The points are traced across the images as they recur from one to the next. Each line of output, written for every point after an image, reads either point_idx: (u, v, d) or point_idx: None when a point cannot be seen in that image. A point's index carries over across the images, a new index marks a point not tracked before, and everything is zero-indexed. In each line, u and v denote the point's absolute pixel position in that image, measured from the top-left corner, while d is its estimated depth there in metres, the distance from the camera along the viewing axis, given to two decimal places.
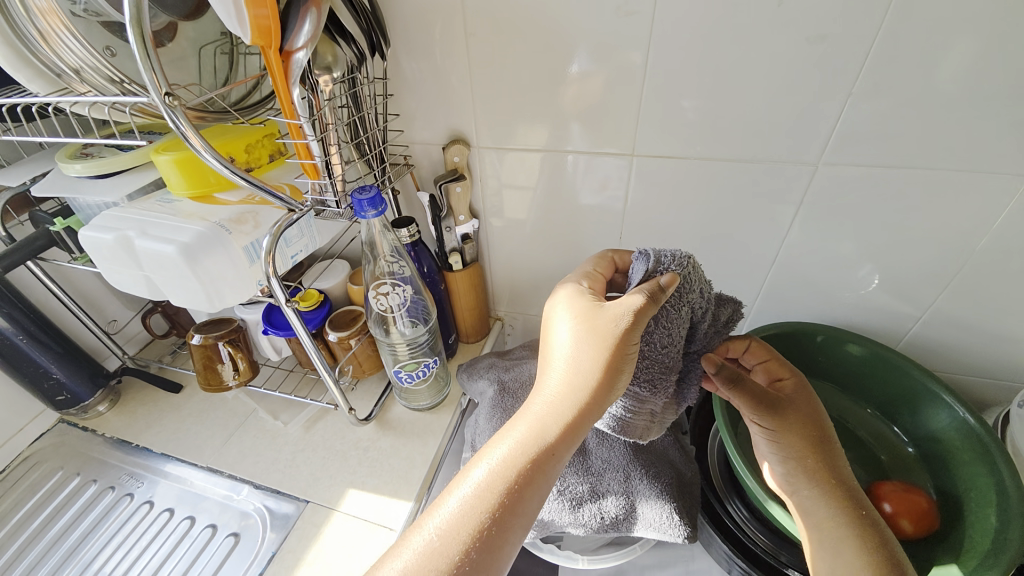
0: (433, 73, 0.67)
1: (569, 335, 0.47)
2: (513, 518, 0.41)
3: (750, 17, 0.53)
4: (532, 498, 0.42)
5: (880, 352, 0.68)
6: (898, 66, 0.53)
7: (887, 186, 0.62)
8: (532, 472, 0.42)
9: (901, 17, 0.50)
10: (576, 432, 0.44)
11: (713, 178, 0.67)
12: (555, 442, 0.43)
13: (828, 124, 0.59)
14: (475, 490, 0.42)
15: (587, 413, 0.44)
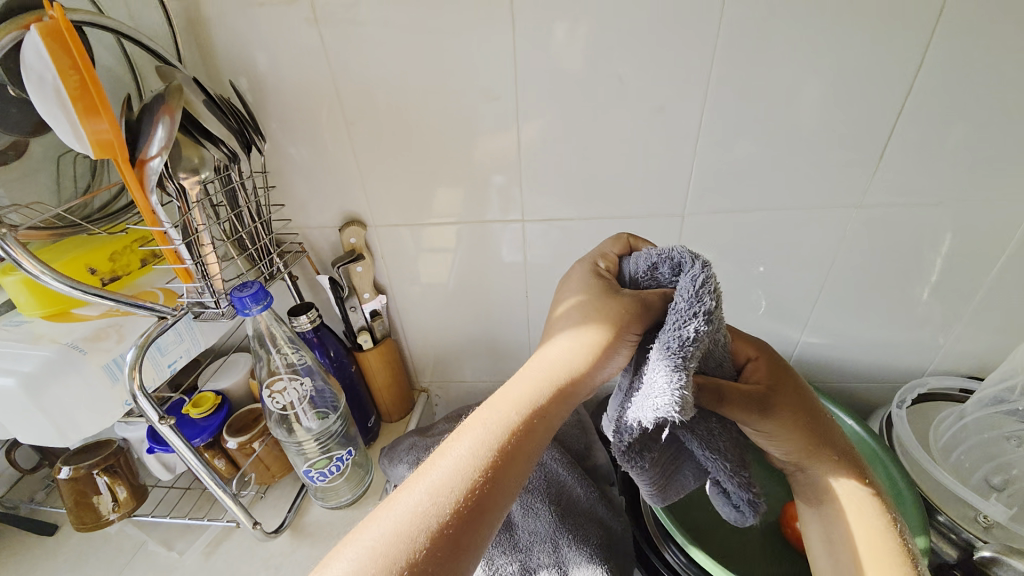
0: (319, 161, 0.68)
1: (564, 334, 0.45)
2: (484, 507, 0.35)
3: (599, 96, 0.60)
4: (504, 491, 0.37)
5: None
6: (727, 129, 0.62)
7: (748, 225, 0.70)
8: (503, 457, 0.38)
9: (719, 90, 0.59)
10: (550, 417, 0.41)
11: (600, 234, 0.72)
12: (530, 421, 0.40)
13: (685, 181, 0.66)
14: (455, 467, 0.37)
15: (559, 402, 0.42)
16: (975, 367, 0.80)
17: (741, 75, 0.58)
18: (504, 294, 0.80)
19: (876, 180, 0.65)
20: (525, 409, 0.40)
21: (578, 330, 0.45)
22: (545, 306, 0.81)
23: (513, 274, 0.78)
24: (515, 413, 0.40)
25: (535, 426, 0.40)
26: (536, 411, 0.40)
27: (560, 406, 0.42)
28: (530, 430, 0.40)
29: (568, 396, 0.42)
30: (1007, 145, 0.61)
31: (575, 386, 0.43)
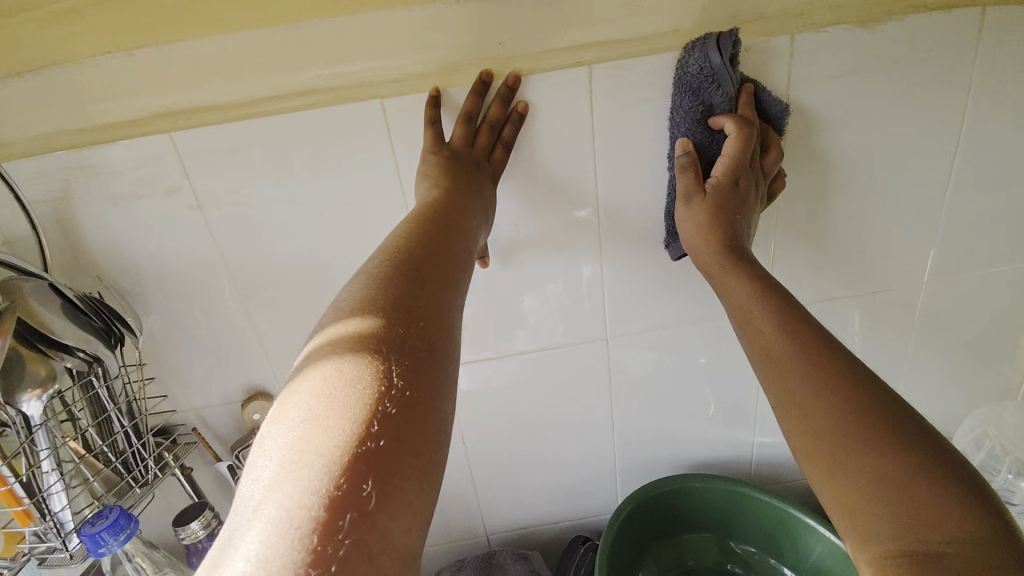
0: (213, 337, 0.63)
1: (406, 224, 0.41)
2: (412, 369, 0.30)
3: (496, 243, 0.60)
4: (405, 365, 0.30)
5: (736, 491, 0.69)
6: (629, 258, 0.62)
7: (675, 342, 0.68)
8: (407, 311, 0.32)
9: (612, 225, 0.59)
10: (440, 288, 0.36)
11: (525, 368, 0.68)
12: (423, 287, 0.35)
13: (599, 309, 0.65)
14: (314, 425, 0.27)
15: (452, 300, 0.36)
16: (930, 443, 0.78)
17: (630, 213, 0.59)
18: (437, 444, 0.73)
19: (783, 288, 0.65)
20: (379, 290, 0.33)
21: (414, 225, 0.41)
22: (484, 449, 0.74)
23: None
24: (367, 300, 0.33)
25: (438, 255, 0.38)
26: (408, 268, 0.36)
27: (451, 302, 0.36)
28: (413, 296, 0.34)
29: (455, 275, 0.38)
30: (893, 240, 0.63)
31: (446, 266, 0.38)
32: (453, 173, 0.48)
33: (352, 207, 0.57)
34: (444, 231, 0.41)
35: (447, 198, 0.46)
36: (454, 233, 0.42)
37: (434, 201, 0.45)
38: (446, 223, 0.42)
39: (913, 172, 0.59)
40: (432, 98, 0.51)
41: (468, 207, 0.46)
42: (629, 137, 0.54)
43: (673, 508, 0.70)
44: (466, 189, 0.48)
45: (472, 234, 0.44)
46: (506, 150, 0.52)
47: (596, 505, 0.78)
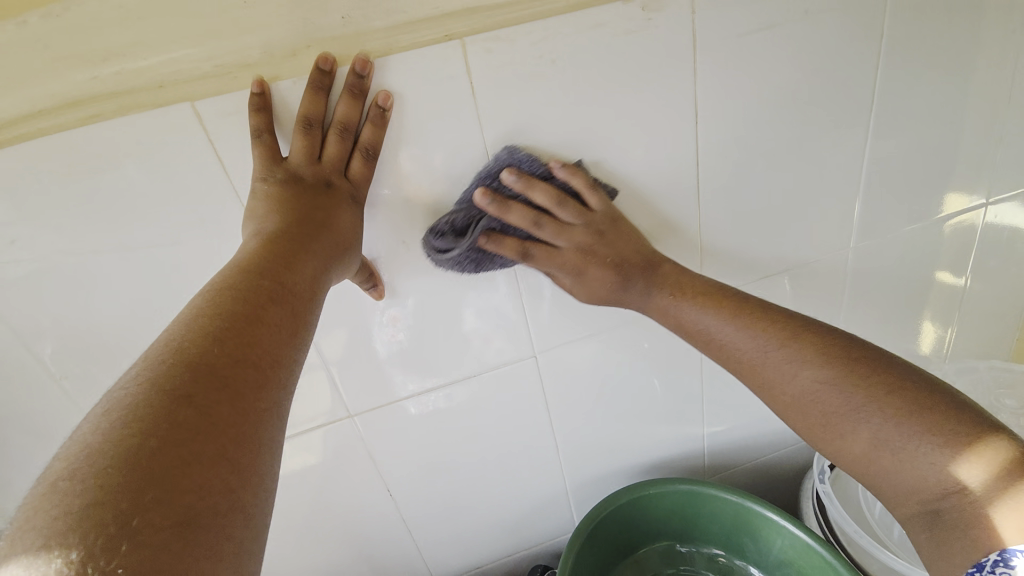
0: (26, 436, 0.48)
1: (237, 261, 0.35)
2: (211, 457, 0.24)
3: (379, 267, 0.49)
4: (184, 446, 0.24)
5: (692, 492, 0.64)
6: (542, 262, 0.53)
7: (609, 347, 0.61)
8: (145, 467, 0.22)
9: None
10: (230, 419, 0.26)
11: (445, 400, 0.59)
12: (192, 424, 0.25)
13: (518, 323, 0.56)
14: (48, 529, 0.21)
15: (246, 434, 0.26)
16: None
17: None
18: (357, 501, 0.63)
19: (716, 275, 0.59)
20: (111, 442, 0.23)
21: (210, 309, 0.30)
22: (414, 497, 0.65)
23: (359, 475, 0.61)
24: (93, 462, 0.22)
25: (266, 299, 0.32)
26: (171, 394, 0.25)
27: (248, 436, 0.26)
28: (168, 448, 0.23)
29: (261, 387, 0.28)
30: (818, 205, 0.58)
31: (240, 378, 0.28)
32: (290, 210, 0.38)
33: (182, 249, 0.44)
34: (250, 315, 0.30)
35: (271, 252, 0.35)
36: (266, 311, 0.31)
37: (248, 260, 0.34)
38: (253, 303, 0.31)
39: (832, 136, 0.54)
40: (257, 92, 0.39)
41: (302, 258, 0.36)
42: (523, 126, 0.45)
43: (630, 521, 0.64)
44: (298, 235, 0.37)
45: (303, 305, 0.34)
46: (369, 155, 0.42)
47: (549, 531, 0.72)
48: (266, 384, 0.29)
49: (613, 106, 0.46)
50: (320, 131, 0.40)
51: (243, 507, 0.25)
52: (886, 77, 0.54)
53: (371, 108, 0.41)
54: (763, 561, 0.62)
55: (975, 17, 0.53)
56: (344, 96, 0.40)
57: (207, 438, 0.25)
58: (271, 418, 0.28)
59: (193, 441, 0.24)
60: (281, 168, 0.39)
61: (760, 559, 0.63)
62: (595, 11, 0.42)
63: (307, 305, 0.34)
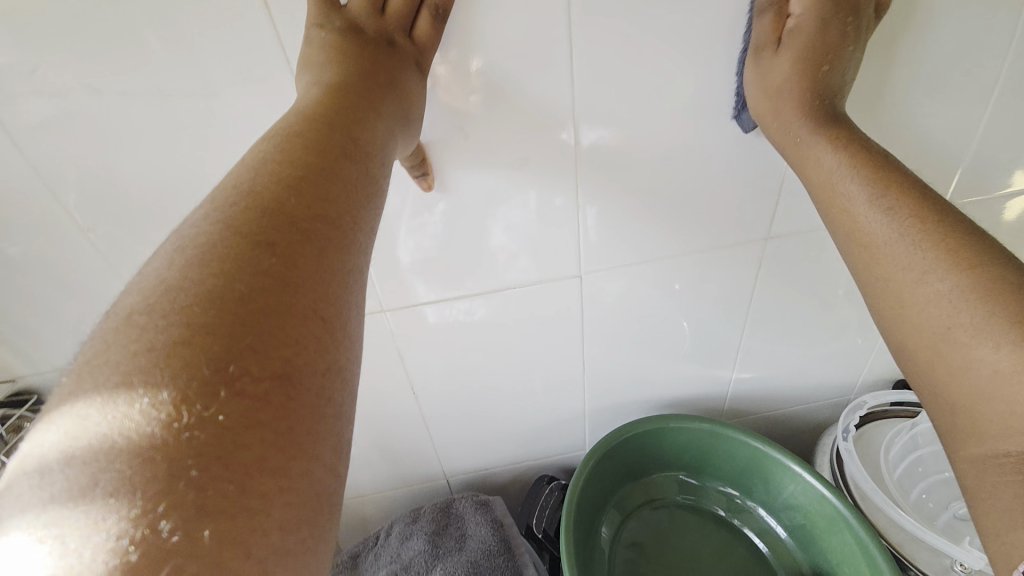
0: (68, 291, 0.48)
1: (301, 109, 0.30)
2: (301, 311, 0.22)
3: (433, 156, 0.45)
4: (271, 296, 0.22)
5: (711, 430, 0.64)
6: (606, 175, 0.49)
7: (656, 277, 0.58)
8: (231, 314, 0.21)
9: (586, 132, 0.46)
10: (313, 277, 0.24)
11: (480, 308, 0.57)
12: (277, 275, 0.23)
13: (568, 239, 0.53)
14: (135, 360, 0.20)
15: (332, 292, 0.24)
16: None
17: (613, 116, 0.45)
18: (383, 395, 0.64)
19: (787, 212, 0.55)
20: (196, 281, 0.22)
21: (284, 156, 0.27)
22: (438, 399, 0.66)
23: (386, 371, 0.62)
24: (181, 300, 0.21)
25: (339, 152, 0.28)
26: (253, 241, 0.23)
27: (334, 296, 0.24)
28: (254, 294, 0.22)
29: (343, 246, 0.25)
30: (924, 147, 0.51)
31: (322, 235, 0.25)
32: (349, 63, 0.33)
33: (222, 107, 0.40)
34: (326, 168, 0.27)
35: (343, 104, 0.31)
36: (344, 167, 0.28)
37: (318, 109, 0.30)
38: (330, 155, 0.28)
39: None
40: None
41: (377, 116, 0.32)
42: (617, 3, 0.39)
43: (644, 448, 0.65)
44: (365, 92, 0.32)
45: (374, 166, 0.30)
46: (438, 14, 0.36)
47: (560, 447, 0.73)
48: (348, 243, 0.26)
49: None
50: None
51: (337, 369, 0.23)
52: None
53: None
54: (769, 503, 0.62)
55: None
56: None
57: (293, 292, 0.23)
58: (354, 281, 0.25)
59: (279, 293, 0.22)
60: (339, 17, 0.34)
61: (767, 500, 0.63)
62: None
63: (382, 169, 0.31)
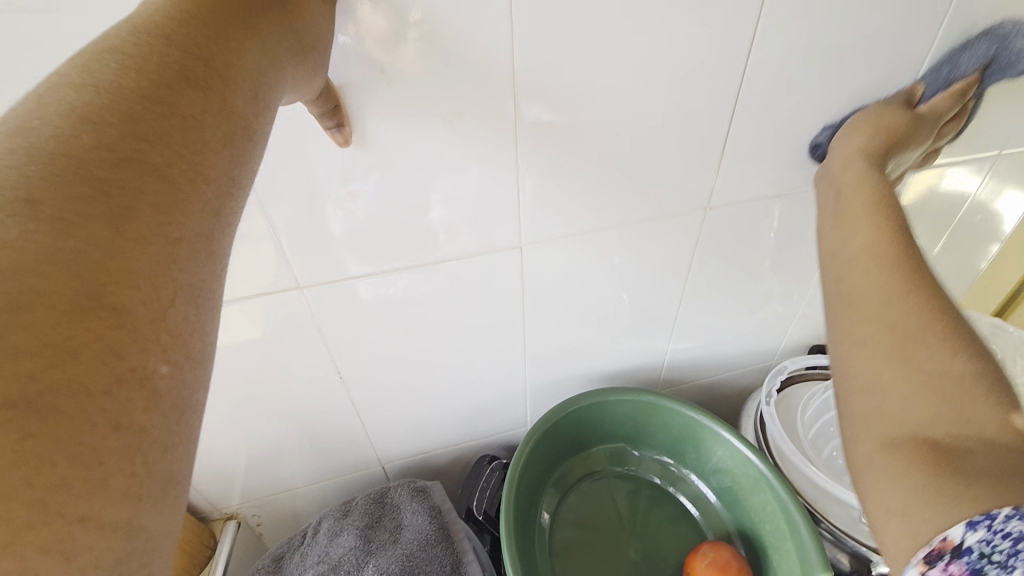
0: None
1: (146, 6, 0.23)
2: (201, 269, 0.20)
3: (363, 119, 0.40)
4: (158, 263, 0.19)
5: (650, 402, 0.65)
6: (554, 154, 0.47)
7: (596, 251, 0.56)
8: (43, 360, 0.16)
9: (534, 112, 0.43)
10: (153, 242, 0.19)
11: (412, 282, 0.53)
12: (123, 211, 0.18)
13: (511, 212, 0.50)
14: None
15: (172, 256, 0.19)
16: (817, 339, 0.81)
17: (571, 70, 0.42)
18: (305, 383, 0.58)
19: (727, 184, 0.55)
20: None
21: (84, 83, 0.19)
22: (367, 385, 0.61)
23: (308, 356, 0.56)
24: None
25: (187, 65, 0.21)
26: (10, 195, 0.17)
27: (173, 265, 0.19)
28: (95, 315, 0.17)
29: (171, 179, 0.20)
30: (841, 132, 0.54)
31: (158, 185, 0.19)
32: None
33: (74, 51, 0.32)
34: (148, 104, 0.20)
35: (185, 19, 0.22)
36: (192, 106, 0.21)
37: (151, 24, 0.22)
38: (152, 81, 0.20)
39: (887, 49, 0.49)
40: None
41: (272, 57, 0.25)
42: None
43: (583, 424, 0.65)
44: (225, 5, 0.24)
45: (240, 98, 0.23)
46: None
47: (502, 425, 0.72)
48: (207, 198, 0.21)
49: None
50: None
51: (188, 324, 0.20)
52: None
53: None
54: (700, 468, 0.65)
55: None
56: None
57: (112, 257, 0.18)
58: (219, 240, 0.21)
59: (198, 232, 0.20)
60: None
61: (697, 466, 0.66)
62: None
63: (264, 111, 0.24)
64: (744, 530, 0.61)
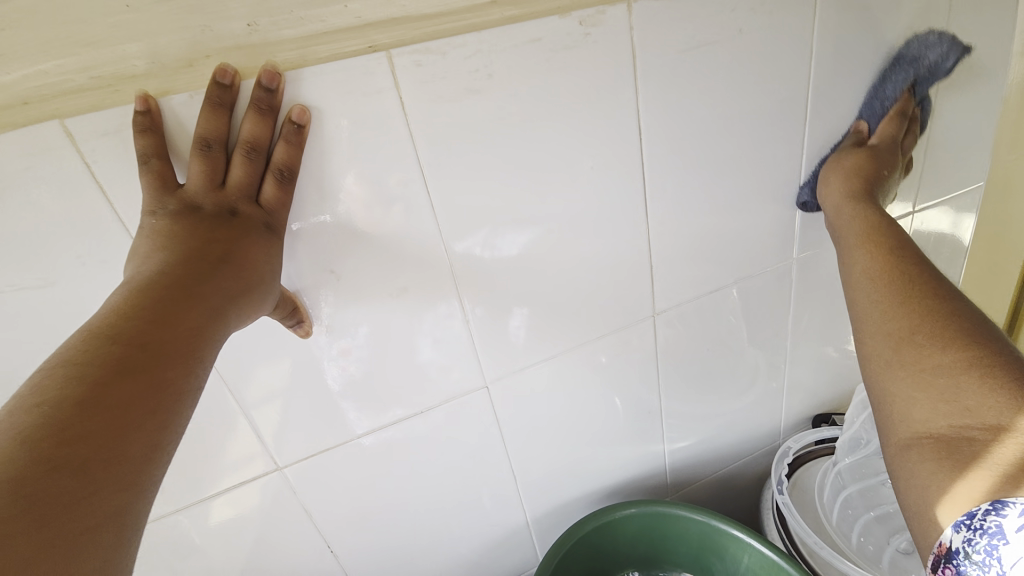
0: None
1: (111, 301, 0.30)
2: (126, 536, 0.24)
3: (322, 308, 0.45)
4: (87, 544, 0.22)
5: (658, 515, 0.62)
6: (500, 301, 0.51)
7: (564, 372, 0.59)
8: None
9: (472, 271, 0.49)
10: (79, 527, 0.22)
11: (392, 438, 0.54)
12: (57, 506, 0.22)
13: (473, 356, 0.53)
14: None
15: (98, 532, 0.22)
16: (817, 409, 0.80)
17: (497, 238, 0.48)
18: (298, 558, 0.57)
19: (671, 289, 0.60)
20: None
21: (35, 393, 0.24)
22: (363, 549, 0.59)
23: (299, 529, 0.55)
24: None
25: (128, 356, 0.27)
26: None
27: (96, 540, 0.22)
28: None
29: (105, 462, 0.24)
30: (755, 226, 0.61)
31: (93, 474, 0.23)
32: (180, 249, 0.32)
33: (72, 307, 0.38)
34: (85, 404, 0.24)
35: (130, 315, 0.28)
36: (129, 391, 0.26)
37: (101, 326, 0.28)
38: (93, 382, 0.25)
39: (771, 156, 0.57)
40: (140, 109, 0.34)
41: (212, 318, 0.31)
42: (461, 139, 0.42)
43: (595, 550, 0.62)
44: (165, 290, 0.30)
45: (176, 368, 0.28)
46: (283, 177, 0.37)
47: (511, 564, 0.68)
48: (136, 470, 0.25)
49: (561, 140, 0.46)
50: (220, 156, 0.35)
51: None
52: (820, 85, 0.56)
53: (280, 129, 0.37)
54: None
55: (889, 8, 0.55)
56: (253, 120, 0.35)
57: (35, 559, 0.20)
58: (144, 506, 0.25)
59: (124, 502, 0.24)
60: (174, 197, 0.34)
61: None
62: (532, 25, 0.40)
63: (196, 369, 0.29)
64: None
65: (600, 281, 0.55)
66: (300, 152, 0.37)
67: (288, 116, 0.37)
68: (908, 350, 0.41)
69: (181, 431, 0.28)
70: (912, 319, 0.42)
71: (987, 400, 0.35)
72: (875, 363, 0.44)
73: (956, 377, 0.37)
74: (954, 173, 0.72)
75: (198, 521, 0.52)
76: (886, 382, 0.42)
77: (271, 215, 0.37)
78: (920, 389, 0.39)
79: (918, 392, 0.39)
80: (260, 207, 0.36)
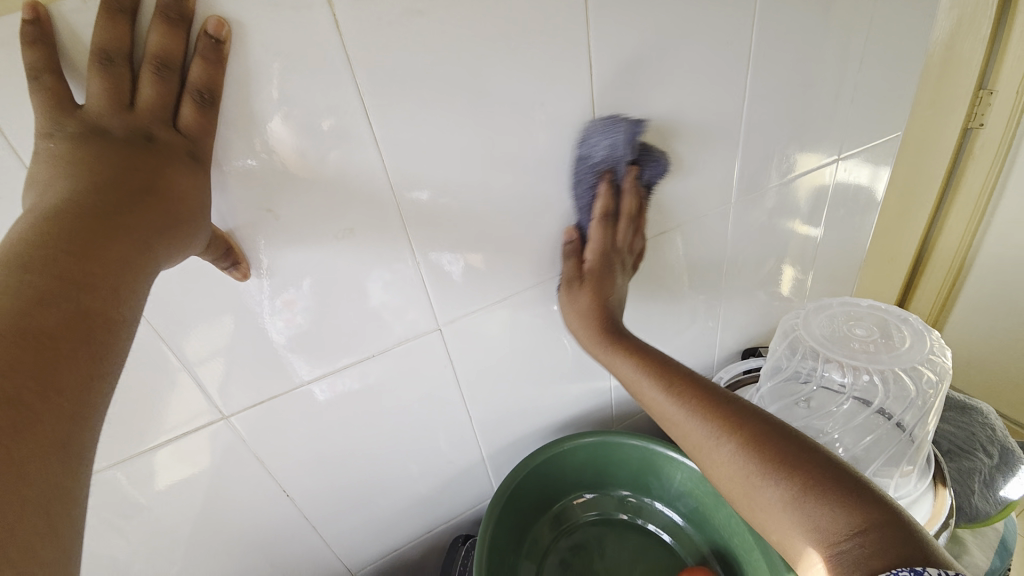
0: None
1: (14, 227, 0.26)
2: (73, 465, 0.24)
3: (260, 251, 0.43)
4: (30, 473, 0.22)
5: (604, 444, 0.67)
6: (450, 243, 0.51)
7: (516, 314, 0.60)
8: None
9: (420, 211, 0.47)
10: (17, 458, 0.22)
11: (343, 384, 0.54)
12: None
13: (425, 300, 0.53)
14: None
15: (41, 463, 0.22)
16: (746, 345, 0.88)
17: (444, 178, 0.46)
18: (253, 507, 0.57)
19: None
20: None
21: None
22: (321, 493, 0.60)
23: (251, 478, 0.55)
24: None
25: (47, 289, 0.25)
26: None
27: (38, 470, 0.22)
28: None
29: (39, 394, 0.23)
30: (698, 170, 0.63)
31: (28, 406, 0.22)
32: (90, 172, 0.29)
33: None
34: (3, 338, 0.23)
35: (42, 242, 0.26)
36: (53, 324, 0.24)
37: (8, 255, 0.25)
38: (10, 314, 0.23)
39: (716, 99, 0.58)
40: (26, 17, 0.29)
41: (143, 251, 0.29)
42: (403, 66, 0.39)
43: (546, 478, 0.66)
44: (81, 216, 0.27)
45: (105, 301, 0.26)
46: (203, 100, 0.33)
47: (468, 497, 0.72)
48: (75, 403, 0.24)
49: (509, 73, 0.44)
50: (125, 73, 0.31)
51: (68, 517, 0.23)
52: (764, 27, 0.57)
53: (194, 45, 0.33)
54: (665, 495, 0.68)
55: None
56: (161, 31, 0.31)
57: None
58: (92, 437, 0.25)
59: (67, 432, 0.24)
60: (74, 119, 0.30)
61: (663, 493, 0.68)
62: None
63: (130, 303, 0.28)
64: (716, 548, 0.64)
65: (550, 224, 0.55)
66: (220, 72, 0.34)
67: (202, 28, 0.33)
68: (753, 473, 0.43)
69: (122, 364, 0.27)
70: (720, 437, 0.46)
71: (833, 516, 0.39)
72: (725, 482, 0.46)
73: (799, 502, 0.40)
74: (877, 123, 0.77)
75: (139, 478, 0.50)
76: (732, 489, 0.45)
77: (192, 141, 0.33)
78: (772, 505, 0.42)
79: (774, 505, 0.42)
80: (180, 132, 0.33)
